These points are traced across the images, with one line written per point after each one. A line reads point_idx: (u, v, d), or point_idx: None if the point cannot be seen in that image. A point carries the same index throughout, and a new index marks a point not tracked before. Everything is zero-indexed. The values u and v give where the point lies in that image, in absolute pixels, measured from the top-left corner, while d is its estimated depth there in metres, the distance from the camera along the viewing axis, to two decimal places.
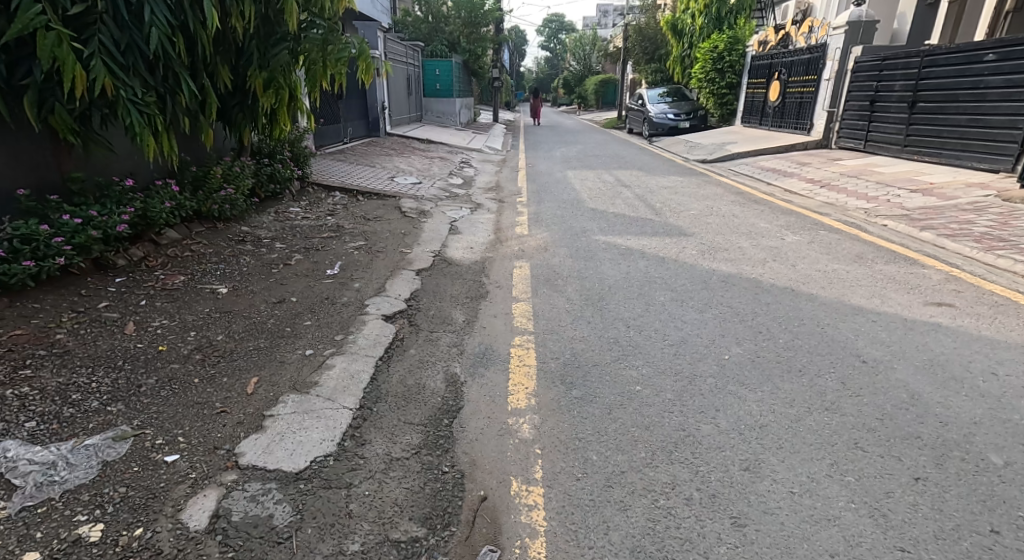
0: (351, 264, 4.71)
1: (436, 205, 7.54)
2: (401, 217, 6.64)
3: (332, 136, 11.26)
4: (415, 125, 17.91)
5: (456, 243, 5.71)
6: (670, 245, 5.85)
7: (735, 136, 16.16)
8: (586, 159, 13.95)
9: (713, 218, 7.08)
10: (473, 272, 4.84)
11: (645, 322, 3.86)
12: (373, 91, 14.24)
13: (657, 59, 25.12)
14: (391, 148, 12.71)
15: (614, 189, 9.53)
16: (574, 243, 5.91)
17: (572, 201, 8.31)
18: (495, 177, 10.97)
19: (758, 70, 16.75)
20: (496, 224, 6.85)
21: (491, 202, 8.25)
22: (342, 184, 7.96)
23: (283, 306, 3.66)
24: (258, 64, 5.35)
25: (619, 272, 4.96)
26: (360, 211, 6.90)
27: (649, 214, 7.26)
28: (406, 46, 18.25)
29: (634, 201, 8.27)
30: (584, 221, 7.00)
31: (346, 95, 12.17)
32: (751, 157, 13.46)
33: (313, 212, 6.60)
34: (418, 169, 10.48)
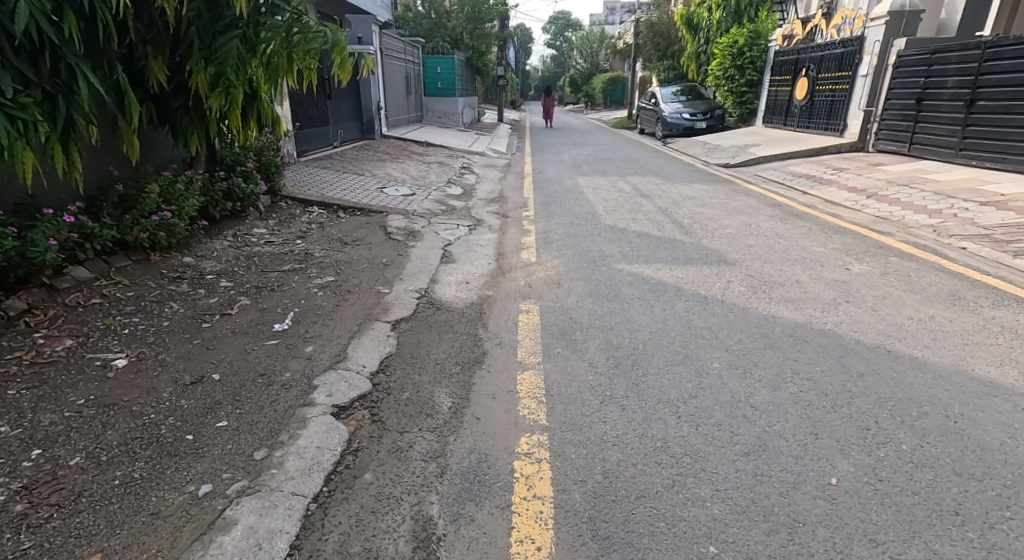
0: (311, 312, 3.67)
1: (429, 222, 6.51)
2: (386, 239, 5.61)
3: (317, 140, 10.27)
4: (414, 126, 16.85)
5: (449, 276, 4.67)
6: (711, 276, 4.82)
7: (757, 137, 15.04)
8: (597, 164, 12.87)
9: (753, 239, 6.03)
10: (467, 320, 3.80)
11: (699, 406, 2.82)
12: (368, 90, 13.26)
13: (670, 56, 23.98)
14: (386, 152, 11.67)
15: (632, 200, 8.47)
16: (592, 275, 4.88)
17: (587, 216, 7.28)
18: (498, 186, 9.92)
19: (782, 67, 15.61)
20: (498, 246, 5.83)
21: (493, 217, 7.21)
22: (321, 198, 6.92)
23: (194, 392, 2.60)
24: (201, 57, 4.31)
25: (653, 319, 3.92)
26: (338, 231, 5.87)
27: (677, 234, 6.20)
28: (405, 42, 17.17)
29: (657, 216, 7.22)
30: (603, 242, 5.97)
31: (334, 94, 11.20)
32: (777, 161, 12.34)
33: (281, 234, 5.57)
34: (412, 177, 9.44)
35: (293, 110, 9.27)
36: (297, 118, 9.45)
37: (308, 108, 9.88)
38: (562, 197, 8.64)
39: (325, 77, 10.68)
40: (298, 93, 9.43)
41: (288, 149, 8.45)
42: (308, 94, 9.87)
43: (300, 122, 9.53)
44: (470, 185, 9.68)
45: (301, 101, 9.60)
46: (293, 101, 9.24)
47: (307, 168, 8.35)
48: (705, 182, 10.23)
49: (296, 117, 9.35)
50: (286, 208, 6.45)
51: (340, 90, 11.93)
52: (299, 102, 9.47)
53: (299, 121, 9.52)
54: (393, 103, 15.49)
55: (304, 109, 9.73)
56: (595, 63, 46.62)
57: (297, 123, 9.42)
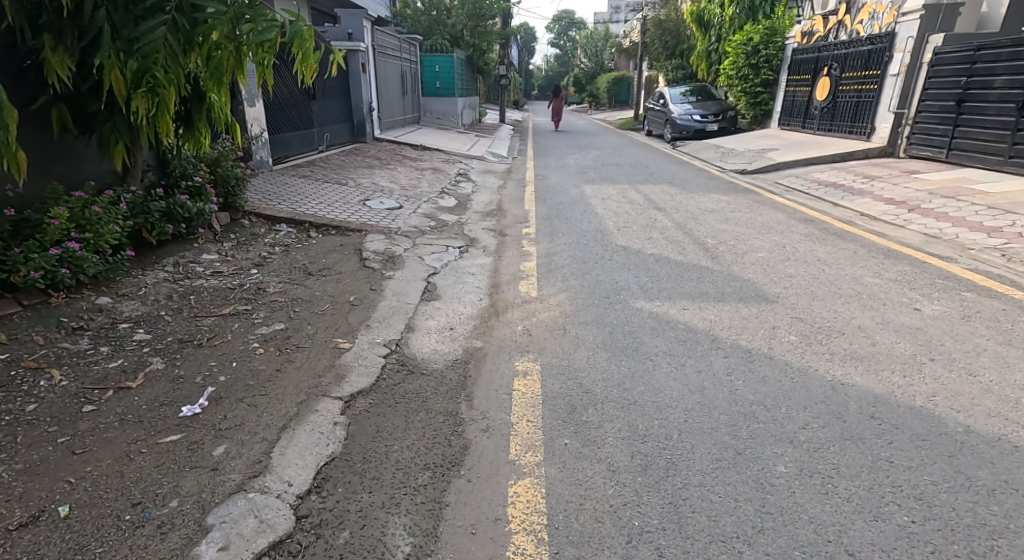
0: (239, 382, 2.80)
1: (415, 244, 5.65)
2: (361, 268, 4.76)
3: (298, 144, 9.49)
4: (411, 129, 15.98)
5: (430, 321, 3.81)
6: (751, 318, 3.96)
7: (774, 141, 14.14)
8: (604, 170, 12.00)
9: (792, 266, 5.16)
10: (447, 391, 2.94)
11: (771, 551, 1.95)
12: (359, 90, 12.46)
13: (679, 54, 23.09)
14: (377, 158, 10.82)
15: (646, 214, 7.59)
16: (605, 317, 4.02)
17: (595, 233, 6.42)
18: (498, 195, 9.06)
19: (801, 66, 14.71)
20: (493, 274, 4.97)
21: (490, 235, 6.35)
22: (292, 213, 6.07)
23: (15, 547, 1.74)
24: (117, 48, 3.46)
25: (688, 385, 3.07)
26: (305, 257, 5.01)
27: (702, 260, 5.34)
28: (401, 39, 16.30)
29: (676, 235, 6.35)
30: (616, 270, 5.11)
31: (318, 95, 10.43)
32: (799, 168, 11.44)
33: (234, 261, 4.69)
34: (401, 186, 8.57)
35: (268, 112, 8.48)
36: (274, 121, 8.66)
37: (287, 109, 9.09)
38: (566, 210, 7.78)
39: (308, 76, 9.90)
40: (274, 93, 8.65)
41: (262, 156, 7.64)
42: (287, 94, 9.08)
43: (277, 125, 8.76)
44: (466, 195, 8.82)
45: (279, 102, 8.82)
46: (268, 102, 8.46)
47: (283, 178, 7.49)
48: (723, 192, 9.35)
49: (271, 120, 8.56)
50: (249, 227, 5.58)
51: (328, 89, 11.16)
52: (276, 104, 8.69)
53: (277, 123, 8.74)
54: (387, 104, 14.63)
55: (283, 111, 8.95)
56: (599, 63, 45.71)
57: (273, 127, 8.64)
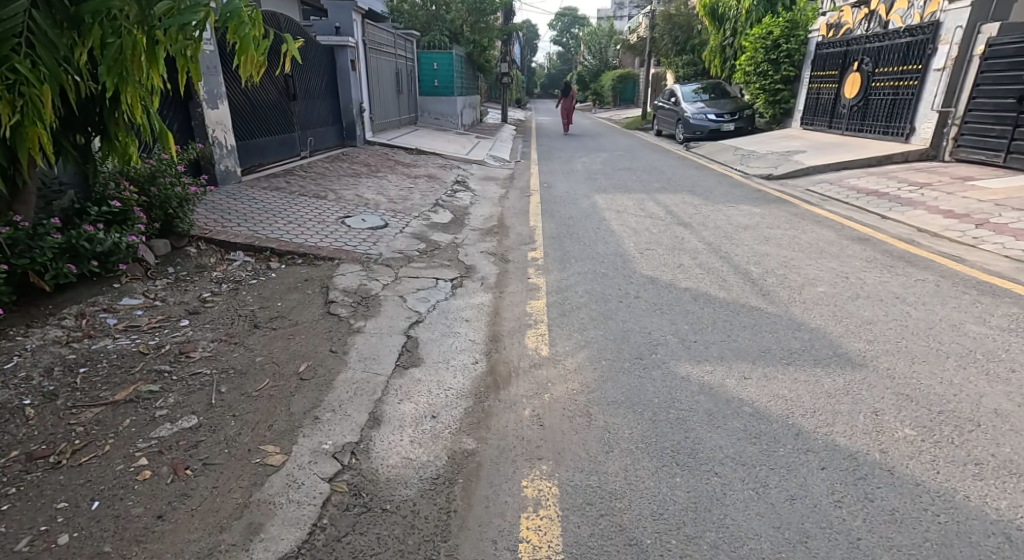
0: (86, 549, 1.79)
1: (398, 277, 4.65)
2: (324, 315, 3.75)
3: (275, 150, 8.55)
4: (406, 130, 14.95)
5: (404, 405, 2.80)
6: (839, 395, 2.94)
7: (798, 143, 13.09)
8: (615, 175, 10.98)
9: (865, 306, 4.14)
10: (419, 551, 1.93)
11: None
12: (347, 89, 11.46)
13: (689, 50, 22.09)
14: (366, 165, 9.81)
15: (671, 232, 6.57)
16: (642, 396, 3.00)
17: (614, 259, 5.41)
18: (500, 207, 8.06)
19: (828, 61, 13.65)
20: (493, 321, 3.97)
21: (490, 263, 5.35)
22: (252, 238, 5.06)
23: None
24: None
25: (784, 530, 2.05)
26: (257, 299, 4.00)
27: (751, 299, 4.33)
28: (395, 34, 15.20)
29: (711, 262, 5.34)
30: (646, 313, 4.11)
31: (299, 95, 9.43)
32: (831, 174, 10.41)
33: (162, 309, 3.66)
34: (389, 199, 7.58)
35: (239, 114, 7.54)
36: (245, 125, 7.71)
37: (262, 111, 8.14)
38: (578, 227, 6.78)
39: (288, 74, 8.91)
40: (247, 92, 7.68)
41: (227, 165, 6.67)
42: (263, 94, 8.12)
43: (250, 130, 7.82)
44: (463, 207, 7.82)
45: (253, 103, 7.87)
46: (238, 103, 7.50)
47: (251, 193, 6.47)
48: (752, 203, 8.32)
49: (241, 123, 7.62)
50: (194, 257, 4.56)
51: (313, 89, 10.19)
52: (249, 105, 7.74)
53: (249, 128, 7.80)
54: (380, 105, 13.61)
55: (257, 113, 8.00)
56: (603, 60, 44.63)
57: (245, 131, 7.70)
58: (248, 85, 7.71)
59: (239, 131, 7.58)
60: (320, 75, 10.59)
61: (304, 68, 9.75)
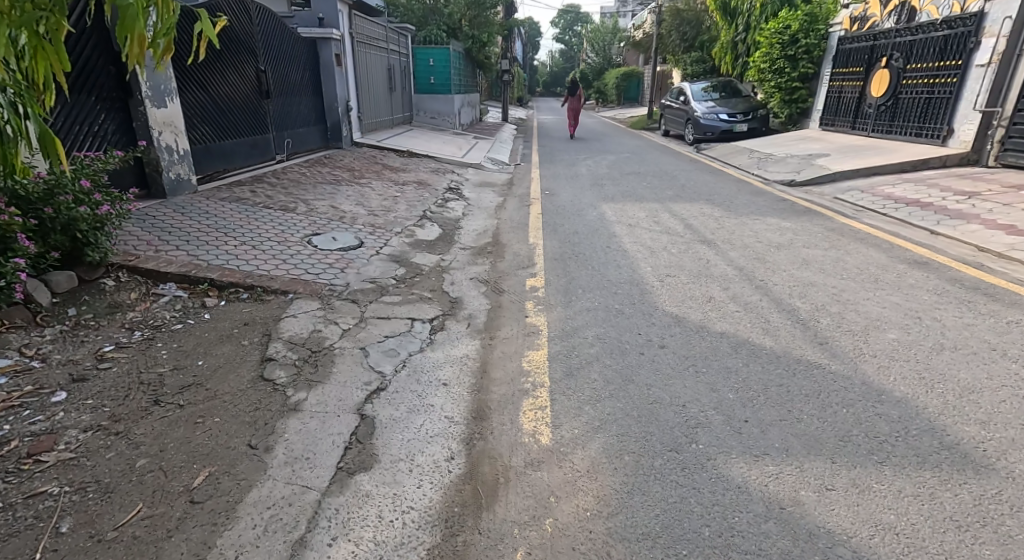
0: None
1: (362, 319, 3.75)
2: (254, 383, 2.83)
3: (244, 154, 7.75)
4: (399, 131, 14.07)
5: (336, 553, 1.90)
6: (975, 526, 2.03)
7: (818, 146, 12.21)
8: (623, 182, 10.13)
9: (957, 360, 3.26)
10: None
11: None
12: (331, 87, 10.58)
13: (699, 46, 21.23)
14: (350, 170, 8.95)
15: (692, 252, 5.68)
16: (686, 525, 2.08)
17: (629, 292, 4.52)
18: (496, 220, 7.18)
19: (854, 56, 12.83)
20: (478, 386, 3.06)
21: (480, 295, 4.46)
22: (190, 265, 4.16)
23: None
24: None
25: None
26: (173, 354, 3.09)
27: (807, 351, 3.43)
28: (388, 28, 14.27)
29: (746, 294, 4.45)
30: (675, 372, 3.21)
31: (274, 93, 8.52)
32: (860, 181, 9.53)
33: (34, 375, 2.76)
34: (370, 211, 6.69)
35: (194, 115, 6.74)
36: (202, 126, 6.92)
37: (226, 111, 7.32)
38: (585, 246, 5.89)
39: (261, 69, 8.05)
40: (204, 90, 6.88)
41: (180, 172, 5.79)
42: (227, 91, 7.30)
43: (209, 132, 7.04)
44: (454, 220, 6.93)
45: (214, 102, 7.06)
46: (193, 101, 6.70)
47: (205, 206, 5.58)
48: (780, 214, 7.44)
49: (197, 125, 6.83)
50: (109, 293, 3.66)
51: (293, 86, 9.33)
52: (208, 105, 6.94)
53: (208, 130, 7.01)
54: (370, 104, 12.74)
55: (219, 113, 7.19)
56: (607, 58, 43.78)
57: (202, 134, 6.93)
58: (206, 81, 6.90)
59: (194, 133, 6.80)
60: (302, 70, 9.72)
61: (282, 63, 8.88)
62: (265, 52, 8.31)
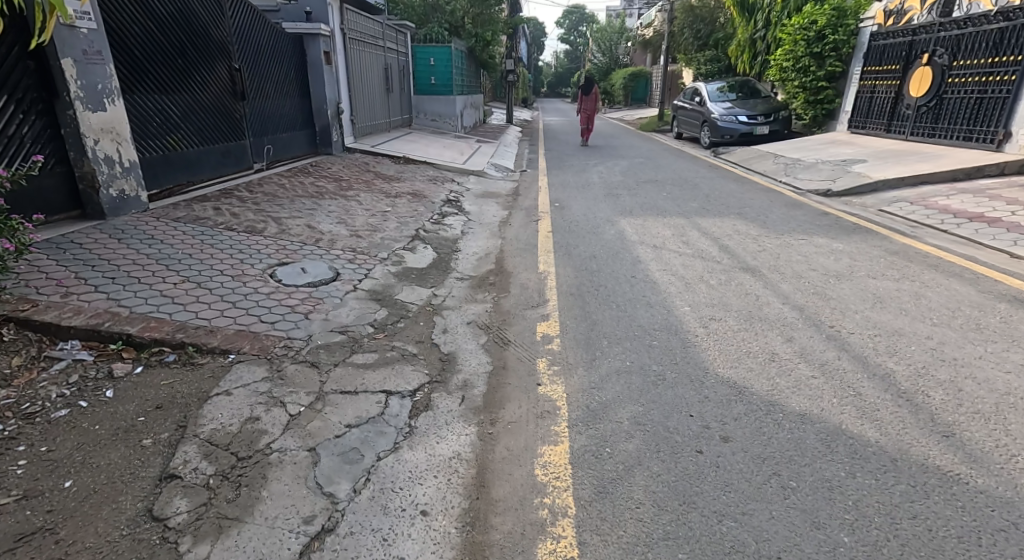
0: None
1: (321, 395, 2.81)
2: (134, 526, 1.90)
3: (213, 163, 6.84)
4: (396, 134, 13.15)
5: None
6: None
7: (851, 151, 11.27)
8: (641, 192, 9.23)
9: None
10: None
11: None
12: (320, 87, 9.69)
13: (713, 44, 20.35)
14: (338, 180, 8.06)
15: (736, 283, 4.76)
16: None
17: (667, 345, 3.58)
18: (500, 240, 6.26)
19: (889, 52, 11.94)
20: (471, 517, 2.13)
21: (479, 351, 3.53)
22: (105, 313, 3.23)
23: None
24: None
25: None
26: (32, 465, 2.16)
27: (929, 448, 2.50)
28: (386, 25, 13.35)
29: (817, 347, 3.52)
30: (750, 488, 2.28)
31: (251, 94, 7.61)
32: (905, 191, 8.60)
33: None
34: (354, 230, 5.79)
35: (155, 123, 5.87)
36: (165, 135, 6.06)
37: (193, 115, 6.43)
38: (606, 276, 4.96)
39: (236, 68, 7.13)
40: (166, 93, 5.99)
41: (124, 188, 4.88)
42: (194, 93, 6.41)
43: (174, 141, 6.18)
44: (452, 241, 6.02)
45: (179, 107, 6.18)
46: (152, 107, 5.82)
47: (151, 230, 4.66)
48: (826, 231, 6.53)
49: (160, 135, 5.96)
50: None
51: (275, 86, 8.40)
52: (171, 111, 6.07)
53: (173, 139, 6.15)
54: (365, 105, 11.84)
55: (185, 119, 6.31)
56: (615, 58, 42.85)
57: (165, 144, 6.06)
58: (168, 83, 6.01)
59: (156, 144, 5.94)
60: (285, 68, 8.79)
61: (261, 60, 7.94)
62: (239, 47, 7.37)
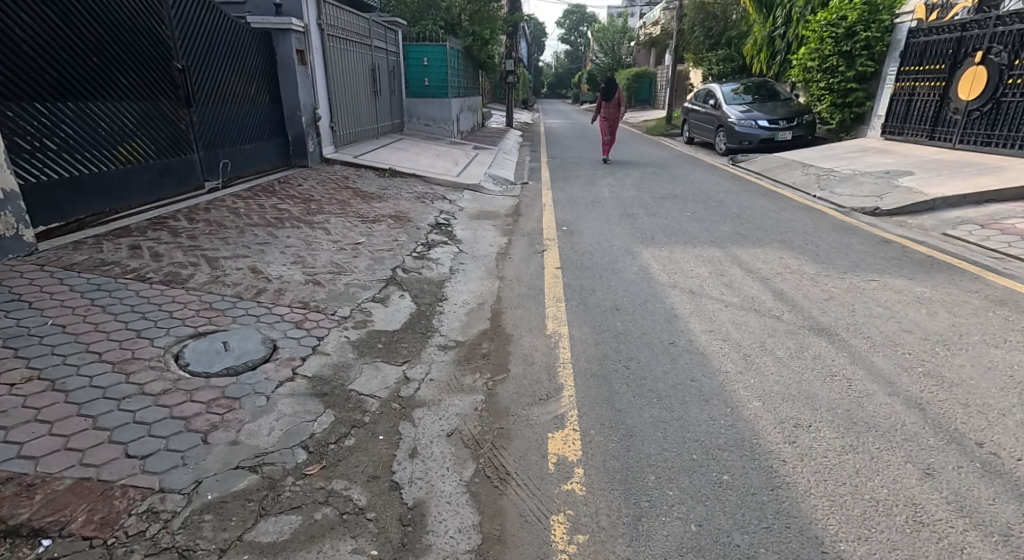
0: None
1: None
2: None
3: (147, 184, 5.67)
4: (383, 142, 11.96)
5: None
6: None
7: (892, 162, 10.09)
8: (660, 212, 8.04)
9: None
10: None
11: None
12: (291, 91, 8.50)
13: (726, 43, 19.24)
14: (308, 201, 6.85)
15: (812, 357, 3.56)
16: None
17: (746, 488, 2.38)
18: (497, 282, 5.06)
19: (932, 49, 10.74)
20: None
21: (461, 498, 2.33)
22: None
23: None
24: None
25: None
26: None
27: None
28: (373, 22, 12.14)
29: (977, 490, 2.32)
30: None
31: (199, 99, 6.41)
32: (970, 210, 7.44)
33: None
34: (312, 274, 4.59)
35: (86, 136, 4.94)
36: (110, 146, 5.22)
37: (125, 125, 5.34)
38: (636, 344, 3.76)
39: (178, 68, 5.92)
40: (86, 100, 4.91)
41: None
42: (125, 98, 5.33)
43: (123, 153, 5.35)
44: (436, 286, 4.82)
45: (113, 115, 5.20)
46: (71, 118, 4.78)
47: (23, 289, 3.47)
48: (897, 266, 5.36)
49: (104, 147, 5.14)
50: None
51: (235, 89, 7.21)
52: (103, 119, 5.08)
53: (121, 151, 5.33)
54: (347, 110, 10.65)
55: (135, 128, 5.45)
56: (617, 58, 41.58)
57: (110, 157, 5.24)
58: (87, 88, 4.92)
59: (100, 158, 5.11)
60: (247, 68, 7.56)
61: (214, 58, 6.73)
62: (184, 42, 6.16)
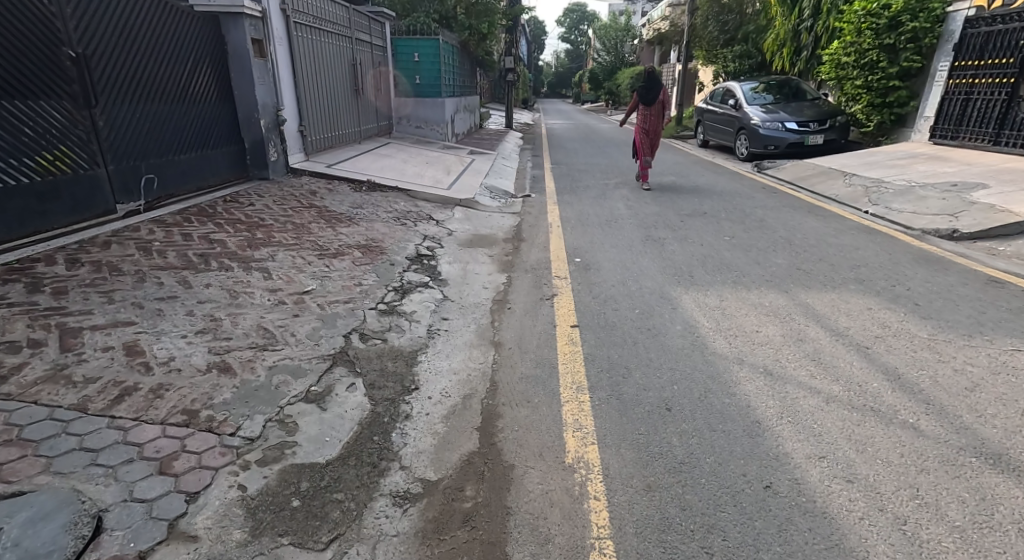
0: None
1: None
2: None
3: (26, 210, 4.33)
4: (366, 147, 10.55)
5: None
6: None
7: (954, 172, 8.69)
8: (691, 235, 6.64)
9: None
10: None
11: None
12: (244, 89, 7.06)
13: (744, 38, 17.82)
14: (254, 227, 5.43)
15: (1011, 523, 2.15)
16: None
17: None
18: (491, 353, 3.65)
19: (997, 41, 9.59)
20: None
21: None
22: None
23: None
24: None
25: None
26: None
27: None
28: (354, 12, 10.73)
29: None
30: None
31: (110, 96, 5.01)
32: None
33: None
34: (224, 351, 3.17)
35: None
36: None
37: None
38: (710, 494, 2.36)
39: (70, 54, 4.54)
40: None
41: None
42: (5, 96, 4.13)
43: (45, 161, 4.41)
44: (404, 366, 3.40)
45: (12, 117, 4.17)
46: None
47: None
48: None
49: (18, 156, 4.23)
50: None
51: (166, 83, 5.79)
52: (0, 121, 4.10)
53: (42, 159, 4.39)
54: (321, 112, 9.22)
55: (55, 132, 4.47)
56: (620, 56, 40.20)
57: (11, 169, 4.20)
58: None
59: None
60: (184, 55, 6.10)
61: (132, 42, 5.29)
62: (81, 19, 4.71)
